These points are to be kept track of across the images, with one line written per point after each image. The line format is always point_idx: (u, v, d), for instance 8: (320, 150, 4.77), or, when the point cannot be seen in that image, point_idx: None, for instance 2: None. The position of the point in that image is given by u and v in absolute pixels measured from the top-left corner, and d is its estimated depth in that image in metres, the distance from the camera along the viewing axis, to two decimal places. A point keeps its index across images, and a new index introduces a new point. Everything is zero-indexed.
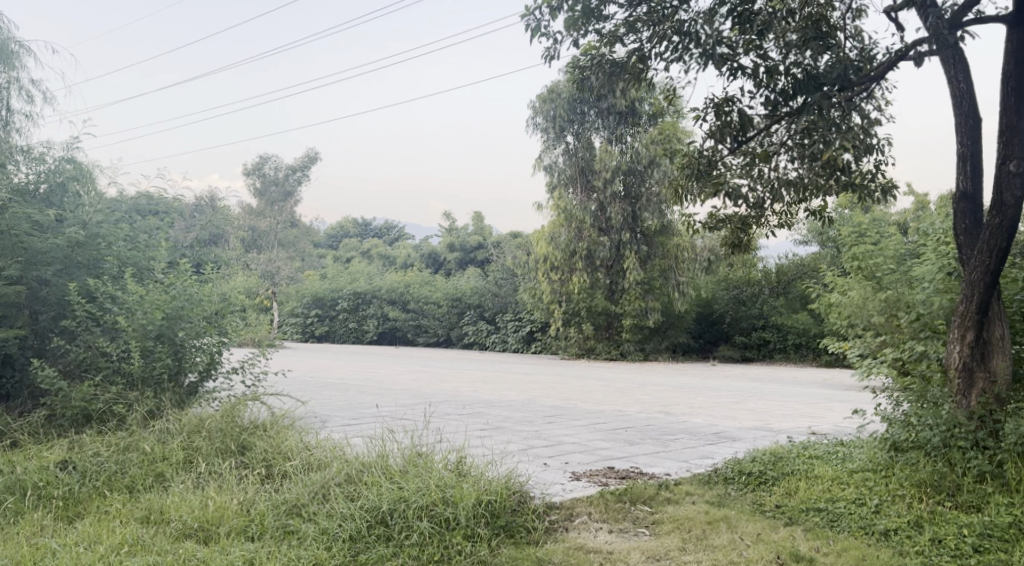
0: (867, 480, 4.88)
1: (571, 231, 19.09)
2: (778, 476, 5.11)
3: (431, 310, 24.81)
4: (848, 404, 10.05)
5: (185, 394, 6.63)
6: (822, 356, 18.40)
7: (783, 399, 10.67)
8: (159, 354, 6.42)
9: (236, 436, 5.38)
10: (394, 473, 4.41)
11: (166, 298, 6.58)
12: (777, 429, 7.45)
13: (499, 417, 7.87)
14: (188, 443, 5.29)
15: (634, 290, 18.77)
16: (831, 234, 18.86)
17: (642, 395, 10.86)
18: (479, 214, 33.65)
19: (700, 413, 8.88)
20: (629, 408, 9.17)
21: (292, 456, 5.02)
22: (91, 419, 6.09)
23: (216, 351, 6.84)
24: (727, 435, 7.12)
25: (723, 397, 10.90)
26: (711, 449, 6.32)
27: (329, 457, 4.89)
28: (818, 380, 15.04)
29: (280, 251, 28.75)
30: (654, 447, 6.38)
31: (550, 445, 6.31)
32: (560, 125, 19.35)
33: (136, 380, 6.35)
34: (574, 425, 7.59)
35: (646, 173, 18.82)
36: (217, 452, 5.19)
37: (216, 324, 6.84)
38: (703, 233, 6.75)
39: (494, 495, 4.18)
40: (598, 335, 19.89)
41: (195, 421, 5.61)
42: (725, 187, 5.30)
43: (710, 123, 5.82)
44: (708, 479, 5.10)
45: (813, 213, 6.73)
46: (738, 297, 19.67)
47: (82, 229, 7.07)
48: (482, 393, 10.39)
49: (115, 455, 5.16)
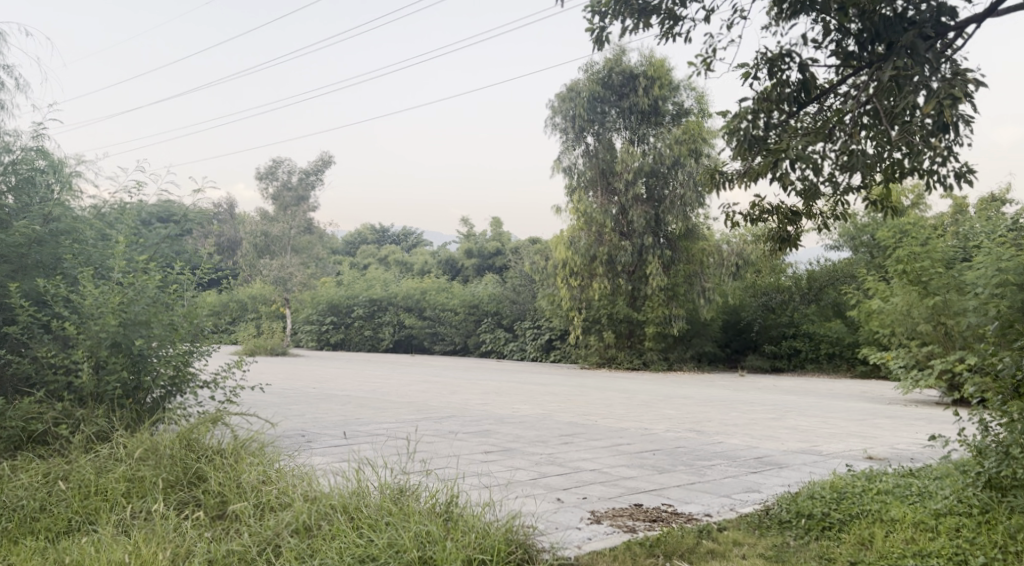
0: (961, 528, 3.91)
1: (591, 235, 18.08)
2: (845, 520, 4.14)
3: (448, 317, 23.98)
4: (898, 425, 9.13)
5: (145, 412, 5.77)
6: (857, 366, 17.39)
7: (824, 417, 9.74)
8: (113, 367, 5.54)
9: (190, 466, 4.51)
10: (365, 520, 3.52)
11: (124, 300, 5.66)
12: (829, 455, 6.53)
13: (507, 437, 6.97)
14: (132, 473, 4.46)
15: (658, 296, 17.78)
16: (866, 238, 17.91)
17: (667, 410, 9.96)
18: (497, 219, 32.81)
19: (736, 432, 7.96)
20: (655, 425, 8.24)
21: (248, 489, 4.15)
22: (31, 442, 5.26)
23: (184, 362, 5.97)
24: (773, 461, 6.19)
25: (758, 413, 9.98)
26: (757, 480, 5.39)
27: (294, 492, 4.01)
28: (856, 393, 14.09)
29: (294, 256, 25.84)
30: (688, 475, 5.43)
31: (564, 473, 5.38)
32: (580, 125, 18.41)
33: (85, 396, 5.51)
34: (594, 446, 6.67)
35: (670, 174, 17.93)
36: (163, 488, 4.31)
37: (184, 331, 5.93)
38: (742, 225, 5.81)
39: (488, 554, 3.31)
40: (619, 344, 18.83)
41: (145, 444, 4.76)
42: (789, 156, 4.33)
43: (766, 81, 4.84)
44: (759, 524, 4.16)
45: (870, 201, 5.78)
46: (767, 304, 18.76)
47: (39, 225, 6.23)
48: (493, 407, 9.50)
49: (43, 490, 4.34)
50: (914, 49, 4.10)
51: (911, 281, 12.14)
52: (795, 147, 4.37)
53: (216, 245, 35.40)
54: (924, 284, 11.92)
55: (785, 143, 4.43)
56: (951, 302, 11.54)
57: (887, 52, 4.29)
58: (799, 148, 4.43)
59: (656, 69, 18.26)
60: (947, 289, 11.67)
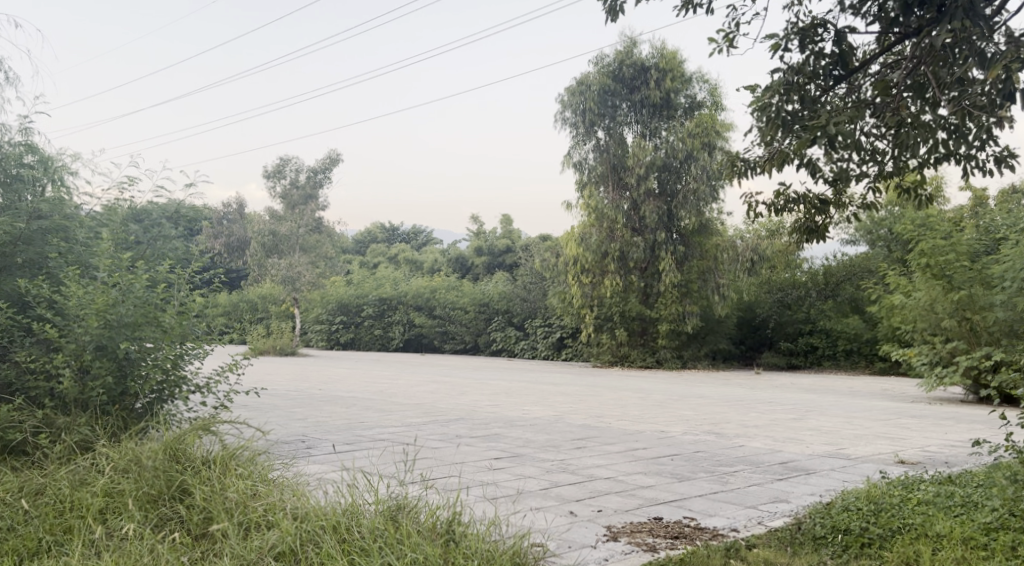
0: (1018, 546, 3.54)
1: (602, 231, 17.71)
2: (887, 536, 3.78)
3: (458, 315, 23.63)
4: (925, 425, 8.77)
5: (133, 419, 5.44)
6: (875, 363, 16.99)
7: (849, 418, 9.37)
8: (98, 372, 5.21)
9: (175, 477, 4.17)
10: (355, 547, 3.21)
11: (109, 300, 5.30)
12: (858, 460, 6.18)
13: (516, 442, 6.62)
14: (112, 487, 4.14)
15: (671, 293, 17.38)
16: (883, 232, 17.52)
17: (683, 411, 9.61)
18: (507, 217, 32.47)
19: (757, 434, 7.60)
20: (672, 428, 7.88)
21: (234, 502, 3.83)
22: (10, 451, 4.94)
23: (175, 366, 5.62)
24: (800, 468, 5.82)
25: (778, 414, 9.63)
26: (784, 489, 5.04)
27: (281, 508, 3.68)
28: (877, 391, 13.69)
29: (303, 255, 25.48)
30: (711, 484, 5.08)
31: (577, 482, 5.03)
32: (590, 120, 18.04)
33: (69, 404, 5.19)
34: (608, 452, 6.31)
35: (682, 168, 17.59)
36: (143, 504, 3.99)
37: (173, 334, 5.58)
38: (767, 216, 5.44)
39: None
40: (632, 342, 18.38)
41: (127, 454, 4.44)
42: (831, 130, 3.95)
43: (803, 52, 4.47)
44: (791, 540, 3.81)
45: (905, 189, 5.43)
46: (782, 301, 18.38)
47: (23, 219, 5.94)
48: (502, 409, 9.16)
49: (16, 506, 4.02)
50: (971, 9, 3.74)
51: (934, 275, 11.73)
52: (837, 120, 3.99)
53: (225, 245, 35.17)
54: (948, 278, 11.51)
55: (825, 118, 4.05)
56: (975, 297, 11.16)
57: (939, 14, 3.93)
58: (840, 123, 4.04)
59: (668, 61, 17.94)
60: (972, 284, 11.29)
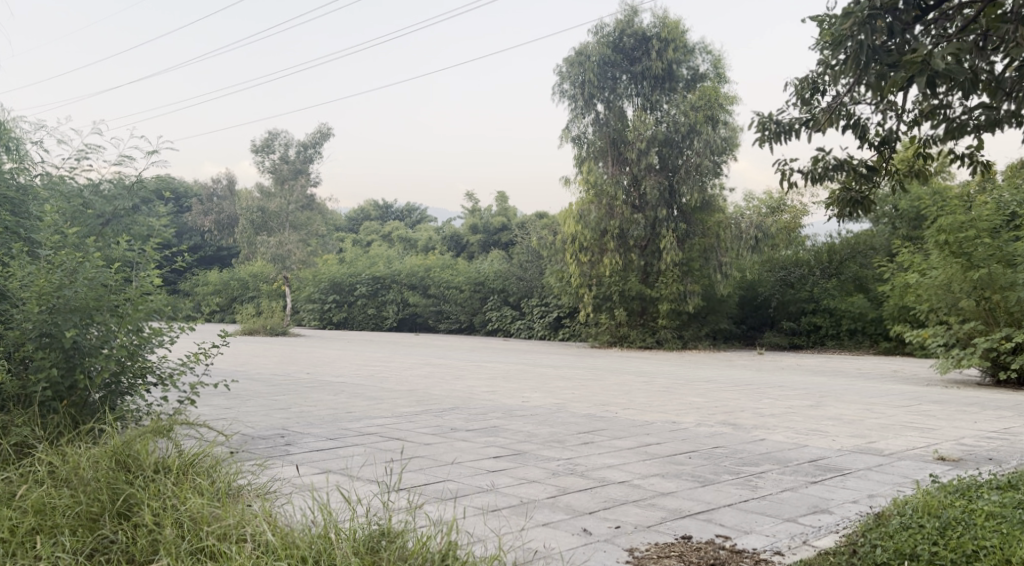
0: None
1: (602, 208, 17.01)
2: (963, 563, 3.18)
3: (452, 295, 23.00)
4: (951, 413, 8.22)
5: (86, 416, 4.84)
6: (881, 343, 16.42)
7: (867, 404, 8.82)
8: (42, 364, 4.62)
9: (121, 493, 3.57)
10: None
11: (54, 283, 4.67)
12: (893, 458, 5.60)
13: (518, 436, 6.05)
14: (44, 502, 3.52)
15: (672, 271, 16.74)
16: (889, 209, 16.99)
17: (691, 397, 9.04)
18: (503, 194, 31.87)
19: (777, 425, 7.02)
20: (684, 418, 7.30)
21: (181, 526, 3.23)
22: None
23: (136, 353, 5.00)
24: (833, 467, 5.22)
25: (793, 400, 9.06)
26: (823, 496, 4.43)
27: (240, 534, 3.09)
28: (888, 373, 13.15)
29: (293, 233, 24.51)
30: (740, 491, 4.47)
31: (589, 488, 4.42)
32: (590, 92, 17.31)
33: (9, 400, 4.63)
34: (618, 448, 5.70)
35: (684, 143, 16.91)
36: (81, 523, 3.38)
37: (129, 320, 4.91)
38: (804, 186, 4.97)
39: None
40: (630, 322, 17.66)
41: (70, 463, 3.85)
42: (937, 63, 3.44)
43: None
44: None
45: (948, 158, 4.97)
46: (786, 280, 17.85)
47: None
48: (500, 396, 8.57)
49: None
50: None
51: (952, 252, 10.96)
52: (943, 54, 3.49)
53: (215, 223, 34.47)
54: (967, 256, 10.77)
55: (927, 51, 3.55)
56: (996, 276, 10.53)
57: None
58: (944, 58, 3.55)
59: (670, 30, 17.25)
60: (992, 261, 10.60)
